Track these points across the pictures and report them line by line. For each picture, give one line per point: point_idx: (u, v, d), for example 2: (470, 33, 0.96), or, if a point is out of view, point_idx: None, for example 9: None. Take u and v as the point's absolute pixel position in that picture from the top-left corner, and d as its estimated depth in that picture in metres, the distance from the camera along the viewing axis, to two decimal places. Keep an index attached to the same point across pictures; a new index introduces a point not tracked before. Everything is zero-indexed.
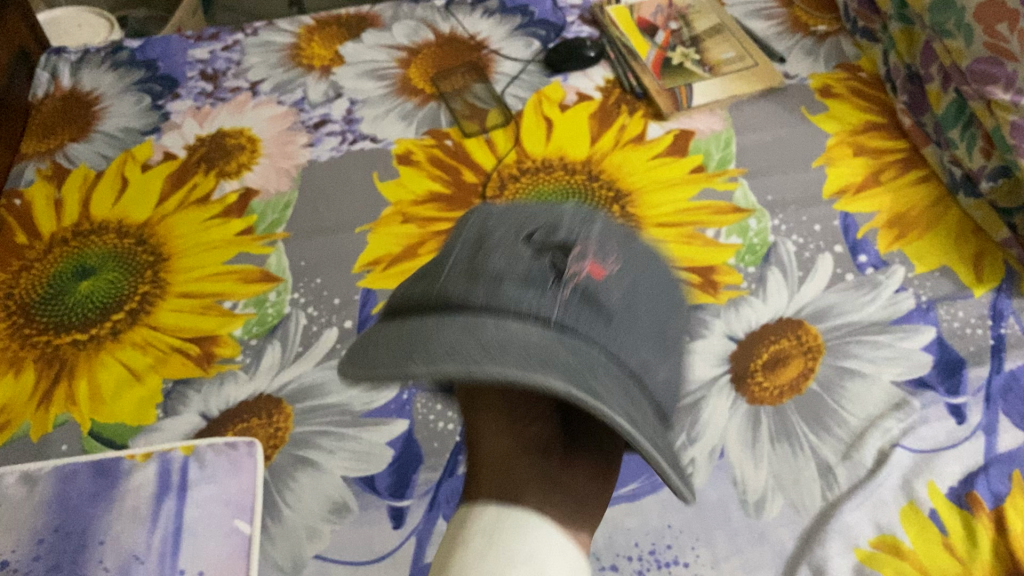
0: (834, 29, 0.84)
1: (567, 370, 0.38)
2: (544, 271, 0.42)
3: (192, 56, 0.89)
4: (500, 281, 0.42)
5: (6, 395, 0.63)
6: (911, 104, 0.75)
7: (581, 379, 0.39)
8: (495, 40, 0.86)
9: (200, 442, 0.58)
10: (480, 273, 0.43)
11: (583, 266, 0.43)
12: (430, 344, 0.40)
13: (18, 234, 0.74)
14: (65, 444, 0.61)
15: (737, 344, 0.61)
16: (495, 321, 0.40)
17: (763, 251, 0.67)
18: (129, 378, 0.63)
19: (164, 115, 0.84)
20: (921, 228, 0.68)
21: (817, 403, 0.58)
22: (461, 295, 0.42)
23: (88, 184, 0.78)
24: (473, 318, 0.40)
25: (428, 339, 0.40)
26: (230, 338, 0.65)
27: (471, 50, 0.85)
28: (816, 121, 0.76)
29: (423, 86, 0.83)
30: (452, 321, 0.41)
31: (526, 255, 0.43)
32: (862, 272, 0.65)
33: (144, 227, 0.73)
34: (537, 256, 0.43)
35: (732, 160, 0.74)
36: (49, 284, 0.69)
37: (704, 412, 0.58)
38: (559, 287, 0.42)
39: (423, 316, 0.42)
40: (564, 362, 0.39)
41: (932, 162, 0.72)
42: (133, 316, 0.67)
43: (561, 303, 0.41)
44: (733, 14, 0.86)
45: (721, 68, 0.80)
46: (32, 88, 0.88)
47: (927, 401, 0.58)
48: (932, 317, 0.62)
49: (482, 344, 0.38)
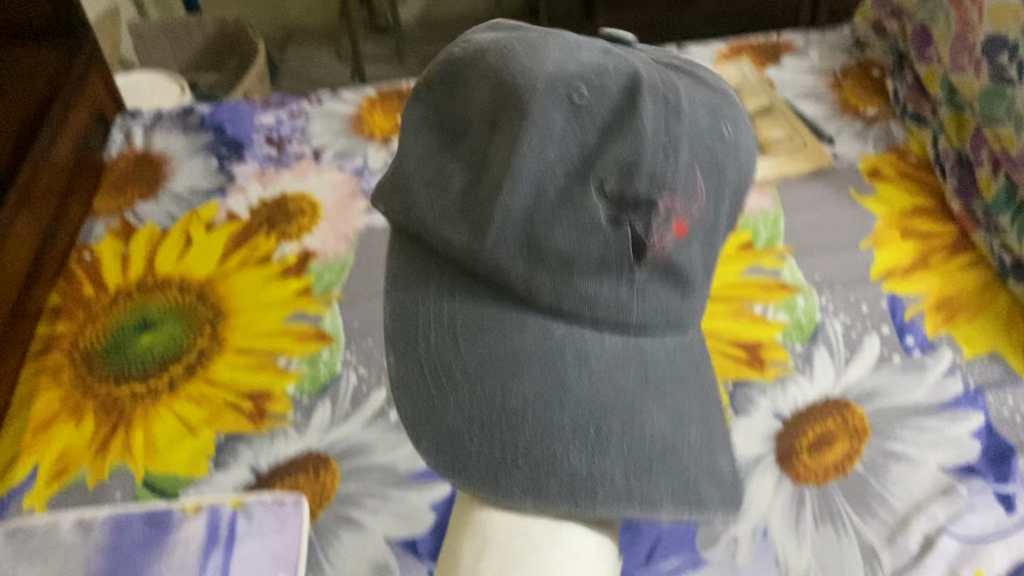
0: (883, 112, 0.86)
1: (672, 474, 0.36)
2: (620, 251, 0.36)
3: (259, 122, 0.93)
4: (572, 272, 0.37)
5: (66, 442, 0.65)
6: (961, 189, 0.75)
7: (628, 425, 0.37)
8: None
9: (249, 496, 0.59)
10: (545, 253, 0.36)
11: (669, 229, 0.36)
12: (475, 336, 0.38)
13: (86, 288, 0.78)
14: (119, 492, 0.62)
15: (783, 422, 0.62)
16: (576, 364, 0.38)
17: (810, 330, 0.67)
18: (183, 431, 0.65)
19: (229, 176, 0.87)
20: (969, 312, 0.67)
21: (862, 486, 0.58)
22: (523, 279, 0.37)
23: (154, 242, 0.81)
24: (555, 364, 0.38)
25: (492, 353, 0.38)
26: (282, 395, 0.67)
27: None
28: (863, 202, 0.77)
29: None
30: (530, 365, 0.37)
31: (600, 223, 0.36)
32: (908, 355, 0.65)
33: (205, 284, 0.76)
34: (613, 228, 0.36)
35: (780, 238, 0.74)
36: (112, 337, 0.72)
37: (747, 489, 0.58)
38: (637, 269, 0.37)
39: (485, 318, 0.39)
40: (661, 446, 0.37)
41: (982, 246, 0.71)
42: (191, 370, 0.69)
43: (641, 302, 0.38)
44: (783, 95, 0.88)
45: (770, 147, 0.82)
46: (106, 148, 0.93)
47: (975, 488, 0.57)
48: (980, 403, 0.62)
49: (572, 424, 0.37)
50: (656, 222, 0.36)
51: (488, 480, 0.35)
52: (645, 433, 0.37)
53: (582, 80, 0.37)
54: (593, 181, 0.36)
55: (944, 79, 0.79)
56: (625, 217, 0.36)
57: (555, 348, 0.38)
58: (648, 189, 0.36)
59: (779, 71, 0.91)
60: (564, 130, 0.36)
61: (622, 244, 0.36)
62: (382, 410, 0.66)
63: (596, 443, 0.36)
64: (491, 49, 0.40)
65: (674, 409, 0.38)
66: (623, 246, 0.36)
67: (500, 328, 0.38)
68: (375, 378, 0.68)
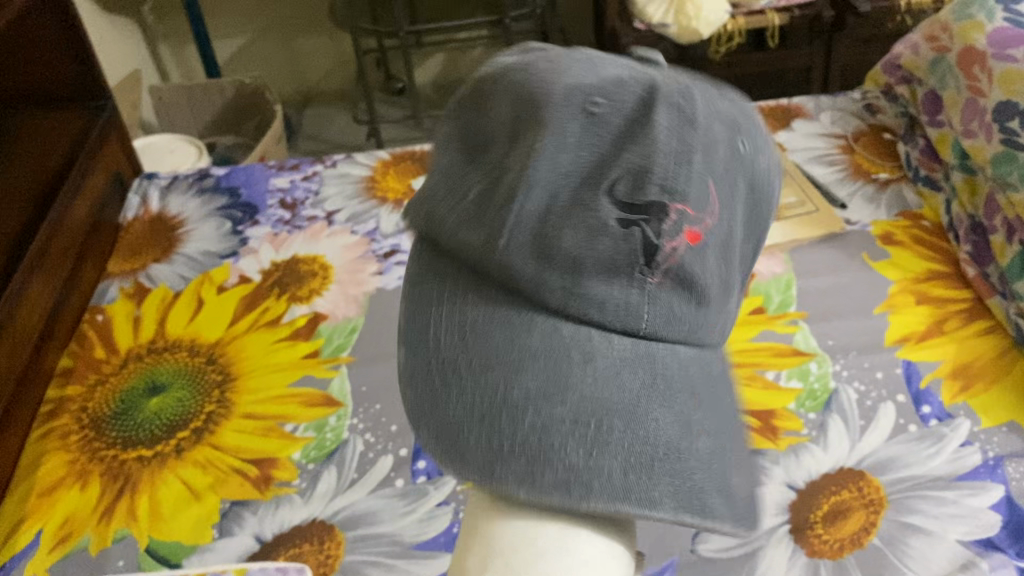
0: (895, 176, 0.85)
1: (677, 479, 0.33)
2: (632, 252, 0.34)
3: (273, 185, 0.94)
4: (580, 269, 0.34)
5: (70, 507, 0.65)
6: (975, 255, 0.74)
7: (631, 424, 0.34)
8: None
9: (253, 565, 0.58)
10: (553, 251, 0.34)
11: (681, 235, 0.34)
12: (478, 331, 0.35)
13: (97, 350, 0.78)
14: (122, 559, 0.61)
15: (797, 493, 0.60)
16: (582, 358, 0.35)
17: (824, 397, 0.66)
18: (188, 497, 0.65)
19: (242, 239, 0.88)
20: (986, 381, 0.66)
21: (879, 560, 0.56)
22: (528, 274, 0.34)
23: (166, 304, 0.81)
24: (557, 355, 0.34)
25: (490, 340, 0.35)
26: (288, 461, 0.66)
27: None
28: (877, 267, 0.76)
29: None
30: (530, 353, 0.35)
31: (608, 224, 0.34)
32: (925, 424, 0.64)
33: (214, 346, 0.76)
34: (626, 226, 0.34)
35: (793, 303, 0.74)
36: (120, 400, 0.72)
37: (761, 562, 0.57)
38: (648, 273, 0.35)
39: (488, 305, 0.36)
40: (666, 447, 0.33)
41: (997, 313, 0.70)
42: (198, 434, 0.69)
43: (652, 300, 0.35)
44: (794, 159, 0.88)
45: (782, 212, 0.82)
46: (122, 211, 0.94)
47: (996, 563, 0.55)
48: (1000, 475, 0.60)
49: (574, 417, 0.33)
50: (674, 228, 0.34)
51: (482, 470, 0.32)
52: (650, 434, 0.34)
53: (597, 91, 0.35)
54: (603, 191, 0.34)
55: (956, 143, 0.79)
56: (635, 225, 0.34)
57: (562, 347, 0.35)
58: (659, 196, 0.33)
59: (791, 136, 0.92)
60: (578, 142, 0.34)
61: (635, 248, 0.34)
62: (388, 477, 0.65)
63: (596, 442, 0.33)
64: (513, 67, 0.37)
65: (684, 413, 0.35)
66: (635, 250, 0.34)
67: (508, 328, 0.35)
68: (382, 444, 0.67)
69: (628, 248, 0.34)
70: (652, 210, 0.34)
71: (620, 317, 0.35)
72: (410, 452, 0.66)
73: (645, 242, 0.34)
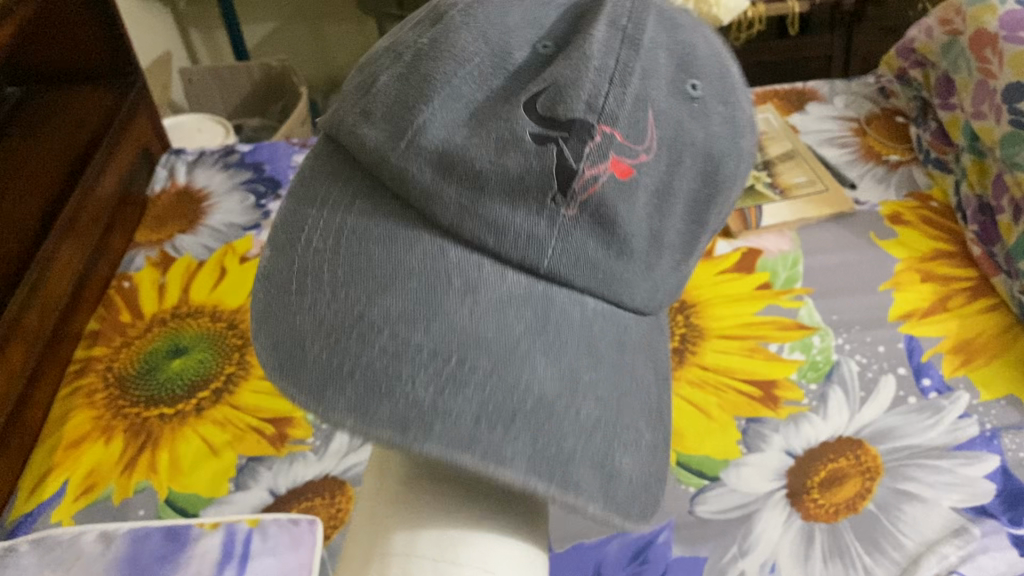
0: (906, 158, 0.86)
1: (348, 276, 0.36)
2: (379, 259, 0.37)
3: (295, 161, 0.97)
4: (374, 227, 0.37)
5: (95, 459, 0.68)
6: (981, 235, 0.75)
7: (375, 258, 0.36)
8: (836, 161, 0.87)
9: (266, 516, 0.61)
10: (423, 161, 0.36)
11: (603, 165, 0.36)
12: (359, 243, 0.37)
13: (122, 315, 0.81)
14: (143, 509, 0.64)
15: (794, 460, 0.62)
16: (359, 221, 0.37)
17: (826, 369, 0.67)
18: (207, 453, 0.67)
19: (265, 213, 0.90)
20: (987, 356, 0.67)
21: (874, 524, 0.58)
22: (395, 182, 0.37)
23: (189, 272, 0.84)
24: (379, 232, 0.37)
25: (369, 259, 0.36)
26: (304, 420, 0.69)
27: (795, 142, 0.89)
28: (884, 246, 0.77)
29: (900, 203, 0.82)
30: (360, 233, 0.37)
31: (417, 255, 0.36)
32: (924, 396, 0.65)
33: (235, 313, 0.78)
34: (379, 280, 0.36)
35: (799, 280, 0.75)
36: (145, 360, 0.75)
37: (756, 525, 0.58)
38: (563, 202, 0.36)
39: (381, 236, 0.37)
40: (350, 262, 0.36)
41: (1002, 291, 0.71)
42: (217, 394, 0.71)
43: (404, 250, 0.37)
44: (807, 141, 0.90)
45: (792, 191, 0.83)
46: (151, 184, 0.97)
47: (988, 529, 0.57)
48: (995, 446, 0.61)
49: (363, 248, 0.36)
50: (596, 149, 0.36)
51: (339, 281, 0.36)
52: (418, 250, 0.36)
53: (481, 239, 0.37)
54: (524, 104, 0.36)
55: (965, 125, 0.79)
56: (550, 142, 0.36)
57: (440, 270, 0.36)
58: (584, 115, 0.36)
59: (803, 119, 0.93)
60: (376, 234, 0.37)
61: (548, 173, 0.36)
62: None
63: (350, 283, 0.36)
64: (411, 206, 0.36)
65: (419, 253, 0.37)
66: (546, 169, 0.36)
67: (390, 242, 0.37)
68: None
69: (537, 168, 0.36)
70: (574, 126, 0.36)
71: (520, 245, 0.37)
72: None
73: (559, 160, 0.36)
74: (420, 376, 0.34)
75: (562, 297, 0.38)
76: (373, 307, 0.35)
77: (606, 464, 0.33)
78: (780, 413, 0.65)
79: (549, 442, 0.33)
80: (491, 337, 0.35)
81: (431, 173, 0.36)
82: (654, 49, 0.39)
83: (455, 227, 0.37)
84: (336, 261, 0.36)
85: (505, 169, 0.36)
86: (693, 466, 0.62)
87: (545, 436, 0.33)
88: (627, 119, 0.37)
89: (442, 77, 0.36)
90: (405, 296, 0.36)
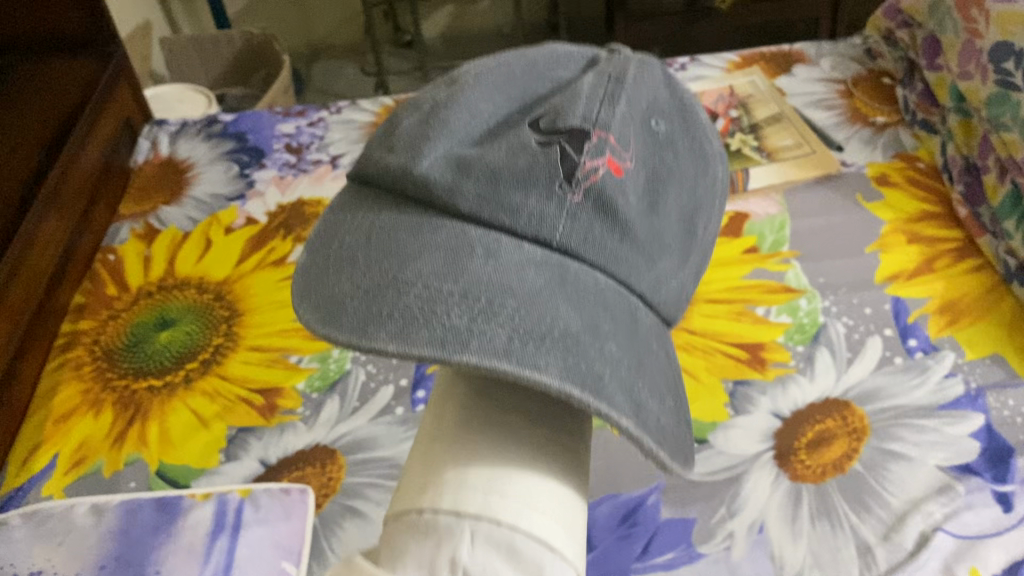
0: (892, 120, 0.86)
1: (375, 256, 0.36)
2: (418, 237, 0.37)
3: (278, 130, 0.96)
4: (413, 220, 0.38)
5: (84, 433, 0.68)
6: (967, 195, 0.75)
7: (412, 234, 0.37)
8: (826, 123, 0.87)
9: (257, 486, 0.61)
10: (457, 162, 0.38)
11: (599, 159, 0.37)
12: (385, 237, 0.37)
13: (109, 288, 0.80)
14: (133, 481, 0.64)
15: (782, 421, 0.62)
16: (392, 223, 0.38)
17: (813, 331, 0.68)
18: (197, 424, 0.67)
19: (250, 182, 0.90)
20: (973, 315, 0.68)
21: (860, 484, 0.58)
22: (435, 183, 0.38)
23: (175, 244, 0.84)
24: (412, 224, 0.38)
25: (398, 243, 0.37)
26: (293, 390, 0.69)
27: (782, 103, 0.89)
28: (870, 208, 0.77)
29: (893, 161, 0.82)
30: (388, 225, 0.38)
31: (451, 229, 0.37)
32: (910, 356, 0.65)
33: (222, 284, 0.78)
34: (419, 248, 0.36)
35: (786, 243, 0.75)
36: (133, 333, 0.75)
37: (744, 486, 0.59)
38: (568, 187, 0.37)
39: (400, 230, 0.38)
40: (385, 245, 0.37)
41: (987, 251, 0.72)
42: (205, 365, 0.71)
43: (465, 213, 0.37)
44: (794, 104, 0.89)
45: (779, 154, 0.83)
46: (134, 155, 0.96)
47: (972, 487, 0.57)
48: (980, 404, 0.62)
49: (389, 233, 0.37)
50: (593, 146, 0.38)
51: (365, 262, 0.36)
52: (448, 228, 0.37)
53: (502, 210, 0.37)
54: (529, 124, 0.39)
55: (952, 86, 0.79)
56: (553, 143, 0.38)
57: (465, 244, 0.36)
58: (580, 123, 0.39)
59: (791, 81, 0.93)
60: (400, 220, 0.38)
61: (551, 165, 0.37)
62: (389, 405, 0.68)
63: (381, 256, 0.36)
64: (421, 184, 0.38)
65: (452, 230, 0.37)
66: (552, 164, 0.37)
67: (413, 230, 0.37)
68: (383, 375, 0.70)
69: (544, 160, 0.37)
70: (573, 132, 0.38)
71: (533, 223, 0.37)
72: (410, 382, 0.69)
73: (564, 152, 0.38)
74: (452, 309, 0.33)
75: (579, 270, 0.36)
76: (399, 273, 0.35)
77: (633, 394, 0.33)
78: (767, 376, 0.65)
79: (580, 363, 0.32)
80: (515, 288, 0.35)
81: (448, 177, 0.38)
82: (638, 86, 0.43)
83: (474, 215, 0.37)
84: (369, 248, 0.37)
85: (515, 153, 0.38)
86: None
87: (574, 353, 0.33)
88: (616, 129, 0.39)
89: (457, 107, 0.41)
90: (432, 259, 0.35)
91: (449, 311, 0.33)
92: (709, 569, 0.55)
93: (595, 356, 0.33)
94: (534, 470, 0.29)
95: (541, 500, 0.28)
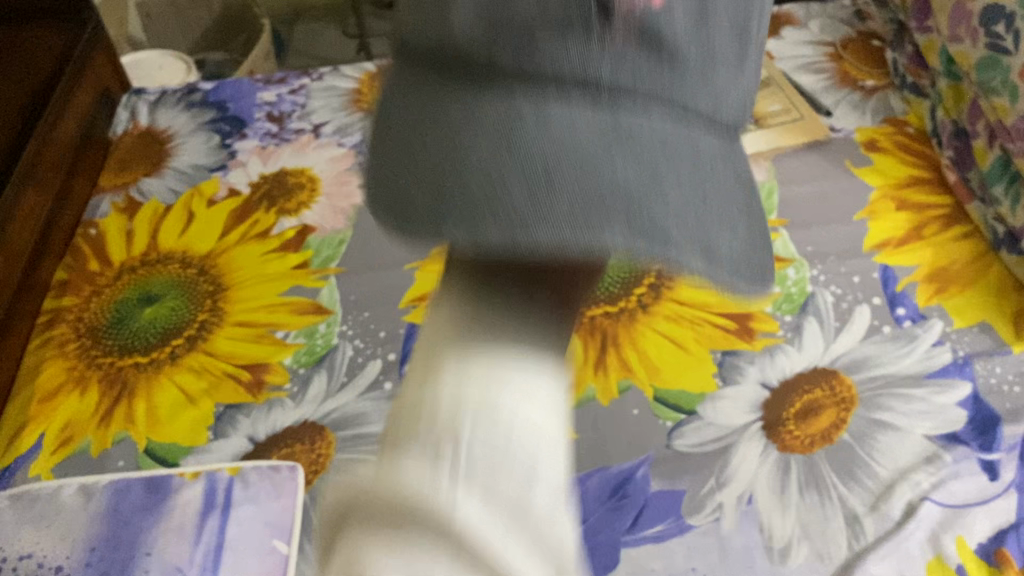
0: (881, 84, 0.85)
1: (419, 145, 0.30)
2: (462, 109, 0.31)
3: (259, 99, 0.94)
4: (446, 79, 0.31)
5: (70, 411, 0.67)
6: (956, 159, 0.75)
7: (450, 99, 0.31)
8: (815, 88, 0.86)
9: (246, 464, 0.61)
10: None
11: None
12: (425, 108, 0.31)
13: (91, 263, 0.79)
14: (121, 460, 0.64)
15: (771, 392, 0.62)
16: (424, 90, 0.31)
17: (801, 301, 0.68)
18: (183, 401, 0.67)
19: (231, 152, 0.88)
20: (961, 283, 0.68)
21: (849, 454, 0.59)
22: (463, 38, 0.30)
23: (157, 218, 0.82)
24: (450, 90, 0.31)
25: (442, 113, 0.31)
26: (281, 366, 0.69)
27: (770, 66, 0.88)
28: (860, 174, 0.77)
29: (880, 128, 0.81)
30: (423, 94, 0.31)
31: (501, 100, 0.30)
32: (899, 325, 0.65)
33: (206, 258, 0.77)
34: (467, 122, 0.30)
35: (773, 211, 0.75)
36: (116, 309, 0.74)
37: (734, 457, 0.59)
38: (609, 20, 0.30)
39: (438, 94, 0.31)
40: (431, 128, 0.31)
41: (976, 218, 0.71)
42: (191, 341, 0.70)
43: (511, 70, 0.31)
44: (783, 68, 0.88)
45: (767, 120, 0.82)
46: (112, 126, 0.94)
47: (959, 456, 0.58)
48: (968, 372, 0.62)
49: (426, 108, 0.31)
50: None
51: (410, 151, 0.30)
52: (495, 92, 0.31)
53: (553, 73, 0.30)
54: None
55: (942, 50, 0.77)
56: None
57: (516, 110, 0.30)
58: None
59: (779, 44, 0.91)
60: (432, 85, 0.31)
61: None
62: (378, 379, 0.68)
63: (422, 138, 0.31)
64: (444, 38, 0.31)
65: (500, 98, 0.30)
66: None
67: (450, 95, 0.31)
68: (371, 350, 0.70)
69: None
70: None
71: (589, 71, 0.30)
72: (398, 357, 0.69)
73: None
74: (513, 188, 0.29)
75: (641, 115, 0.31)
76: (453, 158, 0.30)
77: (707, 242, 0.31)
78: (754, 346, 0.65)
79: (644, 213, 0.29)
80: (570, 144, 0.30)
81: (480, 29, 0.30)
82: None
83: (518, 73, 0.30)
84: (410, 125, 0.31)
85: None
86: (672, 402, 0.63)
87: (638, 211, 0.29)
88: None
89: None
90: (483, 140, 0.30)
91: (512, 192, 0.29)
92: (699, 542, 0.56)
93: (660, 208, 0.30)
94: (540, 354, 0.30)
95: (529, 403, 0.30)
